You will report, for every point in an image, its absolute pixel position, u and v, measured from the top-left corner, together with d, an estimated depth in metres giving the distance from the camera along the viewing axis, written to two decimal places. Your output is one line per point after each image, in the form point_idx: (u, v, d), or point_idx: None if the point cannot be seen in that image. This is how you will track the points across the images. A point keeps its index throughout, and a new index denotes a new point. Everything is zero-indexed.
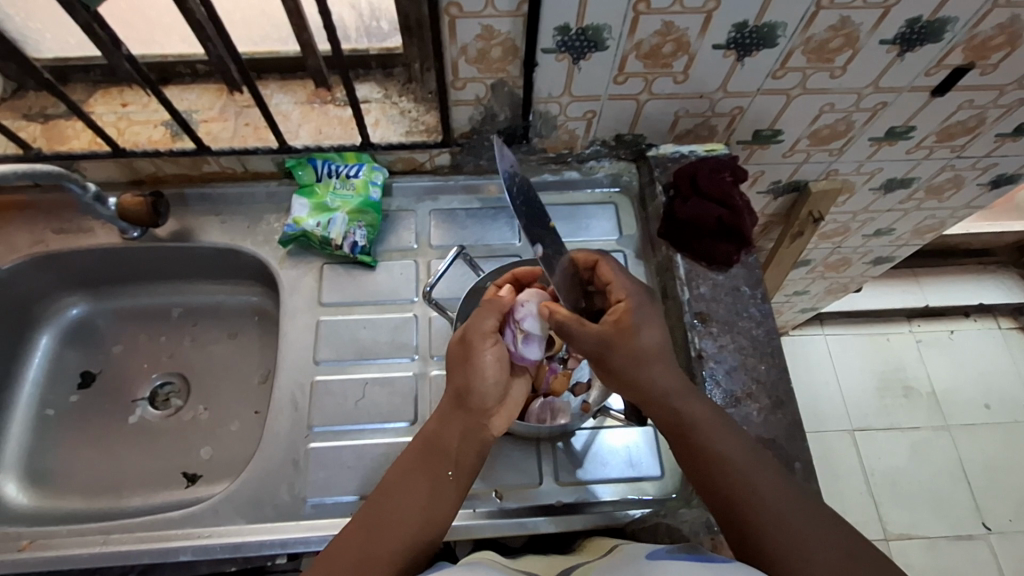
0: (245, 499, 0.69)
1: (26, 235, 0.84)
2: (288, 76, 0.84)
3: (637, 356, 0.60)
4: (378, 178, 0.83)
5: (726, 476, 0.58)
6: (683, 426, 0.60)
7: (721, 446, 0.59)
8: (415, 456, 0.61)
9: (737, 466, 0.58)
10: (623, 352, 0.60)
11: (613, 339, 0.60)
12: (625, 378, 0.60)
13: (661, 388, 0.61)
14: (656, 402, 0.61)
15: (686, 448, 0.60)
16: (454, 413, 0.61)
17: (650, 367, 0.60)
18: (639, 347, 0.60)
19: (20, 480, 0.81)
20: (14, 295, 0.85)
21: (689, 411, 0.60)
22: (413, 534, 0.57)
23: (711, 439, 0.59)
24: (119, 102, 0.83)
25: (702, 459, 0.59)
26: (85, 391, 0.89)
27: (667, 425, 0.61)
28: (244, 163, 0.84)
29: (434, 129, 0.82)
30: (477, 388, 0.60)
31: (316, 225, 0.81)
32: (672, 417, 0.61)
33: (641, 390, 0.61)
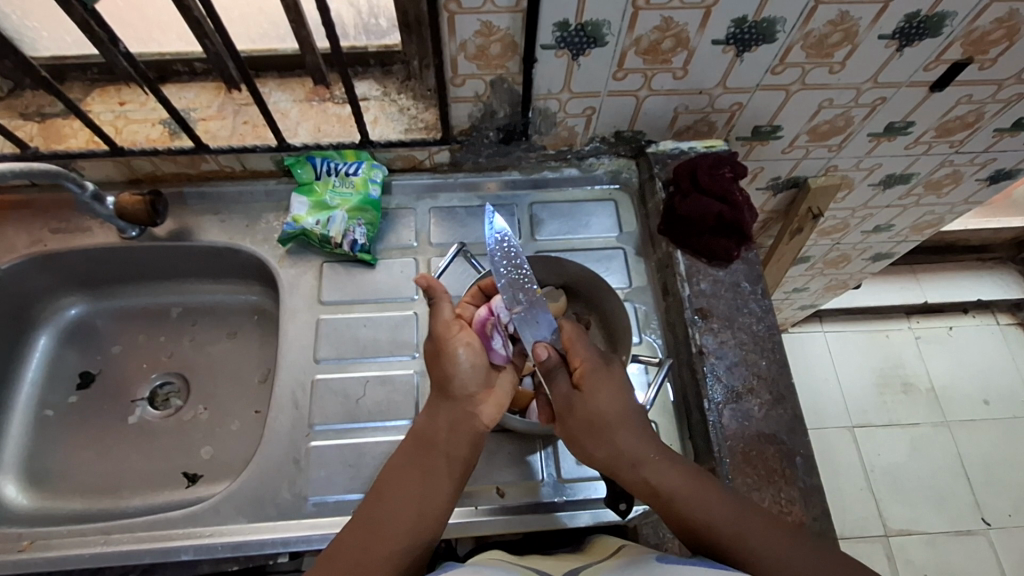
0: (246, 498, 0.69)
1: (24, 235, 0.84)
2: (287, 75, 0.84)
3: (596, 424, 0.61)
4: (377, 176, 0.83)
5: (711, 536, 0.55)
6: (659, 495, 0.59)
7: (698, 506, 0.57)
8: (409, 455, 0.62)
9: (722, 521, 0.55)
10: (584, 420, 0.61)
11: (570, 410, 0.61)
12: (586, 448, 0.62)
13: (630, 454, 0.60)
14: (631, 473, 0.60)
15: (669, 516, 0.58)
16: (443, 406, 0.63)
17: (615, 434, 0.61)
18: (595, 412, 0.61)
19: (19, 481, 0.80)
20: (12, 295, 0.85)
21: (663, 480, 0.59)
22: (410, 528, 0.57)
23: (691, 501, 0.57)
24: (117, 101, 0.83)
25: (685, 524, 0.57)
26: (84, 391, 0.88)
27: (647, 496, 0.60)
28: (243, 160, 0.83)
29: (434, 127, 0.82)
30: (459, 376, 0.63)
31: (315, 224, 0.80)
32: (649, 487, 0.59)
33: (610, 463, 0.61)
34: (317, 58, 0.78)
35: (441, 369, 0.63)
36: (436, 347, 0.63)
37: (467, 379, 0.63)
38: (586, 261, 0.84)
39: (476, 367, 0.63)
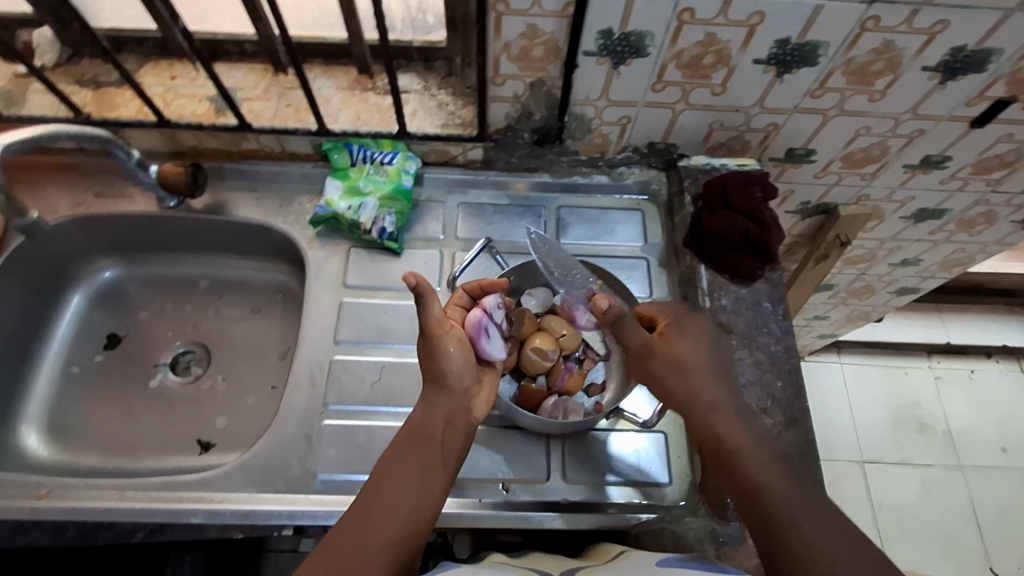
0: (257, 469, 0.71)
1: (68, 196, 0.87)
2: (332, 62, 0.86)
3: (679, 365, 0.64)
4: (411, 167, 0.83)
5: (765, 492, 0.54)
6: (724, 443, 0.59)
7: (760, 462, 0.57)
8: (406, 448, 0.61)
9: (780, 483, 0.55)
10: (665, 361, 0.65)
11: (659, 351, 0.65)
12: (671, 385, 0.64)
13: (711, 401, 0.61)
14: (705, 421, 0.61)
15: (729, 467, 0.58)
16: (437, 399, 0.64)
17: (696, 376, 0.63)
18: (683, 357, 0.64)
19: (41, 433, 0.83)
20: (51, 253, 0.88)
21: (731, 431, 0.59)
22: (411, 519, 0.55)
23: (755, 458, 0.57)
24: (169, 75, 0.85)
25: (740, 474, 0.56)
26: (110, 353, 0.91)
27: (711, 444, 0.60)
28: (282, 142, 0.85)
29: (470, 123, 0.84)
30: (450, 368, 0.64)
31: (347, 209, 0.81)
32: (716, 436, 0.60)
33: (690, 408, 0.62)
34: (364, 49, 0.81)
35: (435, 367, 0.64)
36: (427, 346, 0.64)
37: (459, 371, 0.65)
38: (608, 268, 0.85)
39: (465, 363, 0.65)
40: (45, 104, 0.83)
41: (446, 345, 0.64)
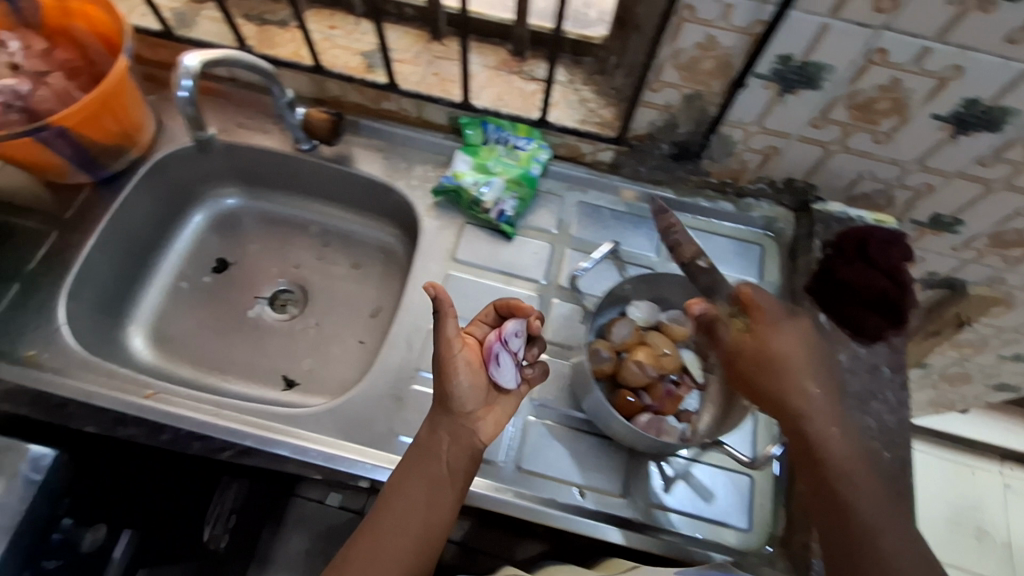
0: (345, 417, 0.72)
1: (212, 121, 0.90)
2: (484, 40, 0.88)
3: (775, 366, 0.63)
4: (542, 157, 0.83)
5: (850, 510, 0.57)
6: (815, 453, 0.60)
7: (850, 476, 0.59)
8: (410, 472, 0.62)
9: (868, 503, 0.57)
10: (754, 354, 0.64)
11: (756, 347, 0.64)
12: (756, 387, 0.63)
13: (808, 409, 0.61)
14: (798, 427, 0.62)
15: (816, 476, 0.60)
16: (443, 423, 0.63)
17: (787, 376, 0.62)
18: (782, 357, 0.63)
19: (147, 337, 0.87)
20: (188, 172, 0.92)
21: (819, 440, 0.60)
22: (415, 546, 0.59)
23: (844, 473, 0.59)
24: (329, 24, 0.88)
25: (828, 487, 0.59)
26: (218, 276, 0.95)
27: (801, 450, 0.61)
28: (422, 108, 0.87)
29: (608, 125, 0.83)
30: (456, 394, 0.63)
31: (473, 184, 0.81)
32: (809, 444, 0.61)
33: (783, 409, 0.62)
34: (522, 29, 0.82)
35: (445, 390, 0.63)
36: (437, 368, 0.62)
37: (467, 396, 0.63)
38: None
39: (473, 389, 0.63)
40: (213, 31, 0.87)
41: (457, 370, 0.62)
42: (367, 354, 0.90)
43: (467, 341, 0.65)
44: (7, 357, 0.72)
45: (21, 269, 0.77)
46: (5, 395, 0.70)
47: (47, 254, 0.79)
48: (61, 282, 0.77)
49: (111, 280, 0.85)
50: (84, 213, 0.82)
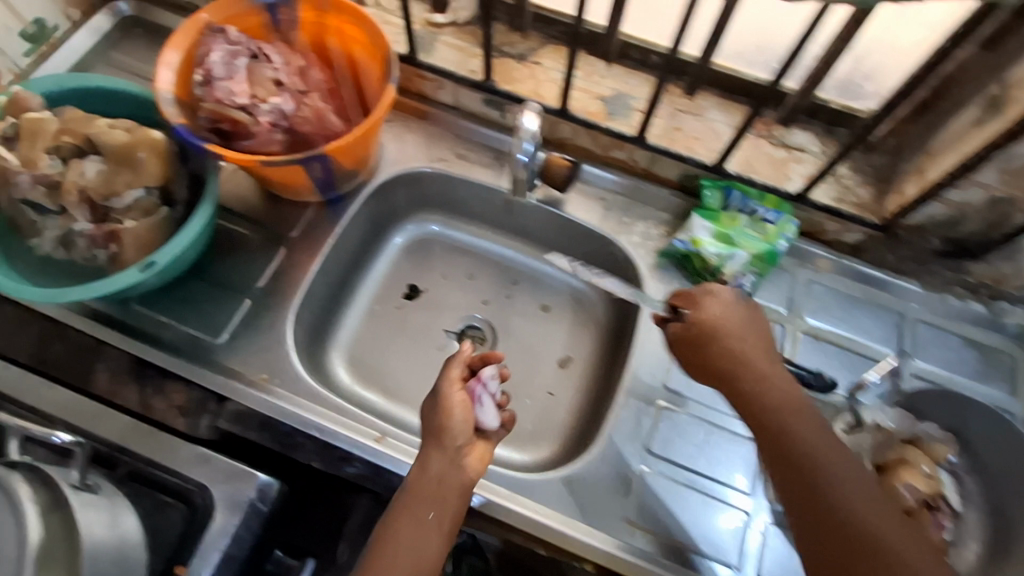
0: (574, 492, 0.70)
1: (433, 149, 0.88)
2: (729, 96, 0.82)
3: (766, 402, 0.59)
4: (791, 232, 0.76)
5: (894, 566, 0.49)
6: (824, 482, 0.54)
7: (861, 513, 0.52)
8: (407, 513, 0.60)
9: (904, 547, 0.50)
10: (727, 325, 0.63)
11: (723, 352, 0.62)
12: (770, 413, 0.58)
13: (798, 440, 0.56)
14: (814, 467, 0.55)
15: (808, 510, 0.54)
16: (432, 456, 0.63)
17: (778, 380, 0.60)
18: (758, 376, 0.61)
19: (345, 360, 0.86)
20: (400, 198, 0.91)
21: (805, 440, 0.56)
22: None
23: (878, 514, 0.52)
24: (567, 63, 0.84)
25: (847, 531, 0.51)
26: (411, 303, 0.92)
27: (795, 487, 0.55)
28: (655, 162, 0.82)
29: (866, 207, 0.78)
30: (450, 426, 0.64)
31: (715, 254, 0.77)
32: (804, 480, 0.54)
33: (792, 453, 0.56)
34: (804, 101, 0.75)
35: (431, 421, 0.65)
36: (442, 415, 0.64)
37: (453, 424, 0.64)
38: None
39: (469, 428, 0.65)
40: (451, 58, 0.84)
41: (452, 407, 0.65)
42: (559, 408, 0.86)
43: (460, 376, 0.67)
44: (241, 378, 0.72)
45: (251, 285, 0.78)
46: (238, 417, 0.71)
47: (276, 273, 0.79)
48: (289, 305, 0.77)
49: (321, 302, 0.84)
50: (310, 233, 0.82)
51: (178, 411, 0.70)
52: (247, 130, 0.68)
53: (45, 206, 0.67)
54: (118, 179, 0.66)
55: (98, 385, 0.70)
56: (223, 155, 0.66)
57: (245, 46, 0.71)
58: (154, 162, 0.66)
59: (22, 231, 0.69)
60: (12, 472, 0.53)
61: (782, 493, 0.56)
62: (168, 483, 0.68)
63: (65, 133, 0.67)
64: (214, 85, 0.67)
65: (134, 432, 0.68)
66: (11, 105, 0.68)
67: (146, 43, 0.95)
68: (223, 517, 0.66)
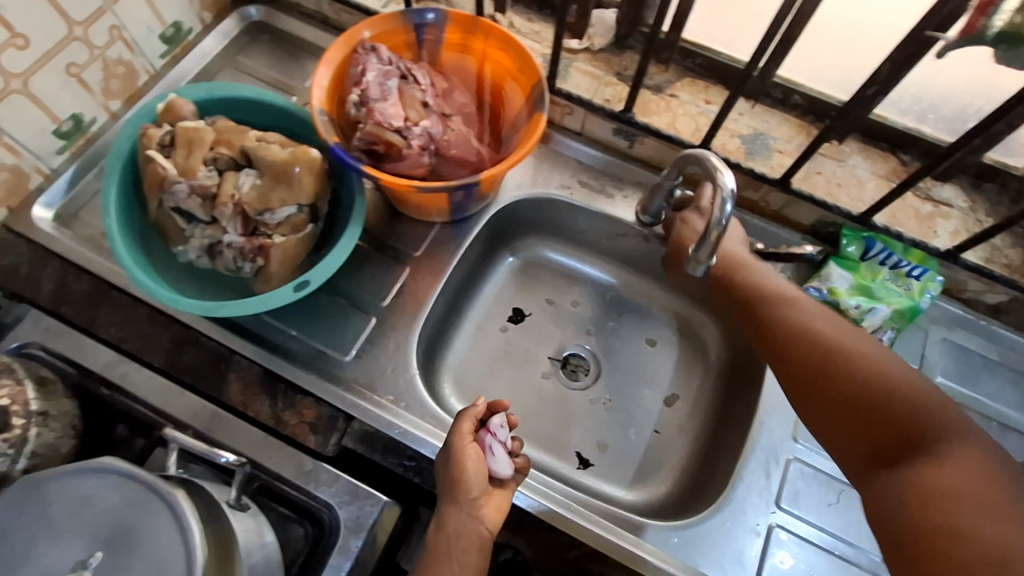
0: (706, 543, 0.67)
1: (556, 174, 0.87)
2: (872, 143, 0.80)
3: (795, 311, 0.63)
4: (934, 290, 0.74)
5: (910, 408, 0.52)
6: (862, 367, 0.55)
7: (896, 375, 0.54)
8: (441, 554, 0.60)
9: (922, 401, 0.52)
10: (726, 260, 0.71)
11: (731, 273, 0.70)
12: (794, 320, 0.62)
13: (790, 326, 0.62)
14: (825, 345, 0.58)
15: (854, 402, 0.54)
16: (453, 508, 0.61)
17: (796, 301, 0.64)
18: (756, 288, 0.68)
19: (452, 381, 0.85)
20: (515, 220, 0.90)
21: (835, 336, 0.58)
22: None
23: (889, 369, 0.54)
24: (704, 97, 0.83)
25: (868, 387, 0.54)
26: (514, 327, 0.90)
27: (814, 377, 0.58)
28: (790, 205, 0.80)
29: (1016, 269, 0.75)
30: (466, 481, 0.61)
31: (855, 307, 0.74)
32: (826, 361, 0.57)
33: (790, 342, 0.61)
34: (974, 160, 0.72)
35: (448, 475, 0.62)
36: (455, 472, 0.62)
37: (468, 475, 0.61)
38: None
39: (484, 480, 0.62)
40: (584, 85, 0.84)
41: (461, 458, 0.62)
42: (667, 448, 0.83)
43: (468, 429, 0.64)
44: (368, 397, 0.71)
45: (376, 303, 0.77)
46: (363, 437, 0.69)
47: (401, 291, 0.78)
48: (413, 324, 0.77)
49: (436, 321, 0.83)
50: (434, 252, 0.81)
51: (308, 427, 0.69)
52: (400, 153, 0.68)
53: (195, 215, 0.67)
54: (273, 195, 0.65)
55: (230, 396, 0.70)
56: (380, 178, 0.65)
57: (396, 66, 0.72)
58: (309, 178, 0.65)
59: (168, 237, 0.70)
60: (174, 482, 0.53)
61: (809, 409, 0.58)
62: (294, 499, 0.67)
63: (221, 144, 0.67)
64: (372, 106, 0.68)
65: (265, 445, 0.68)
66: (168, 112, 0.68)
67: (271, 50, 0.96)
68: (346, 537, 0.64)
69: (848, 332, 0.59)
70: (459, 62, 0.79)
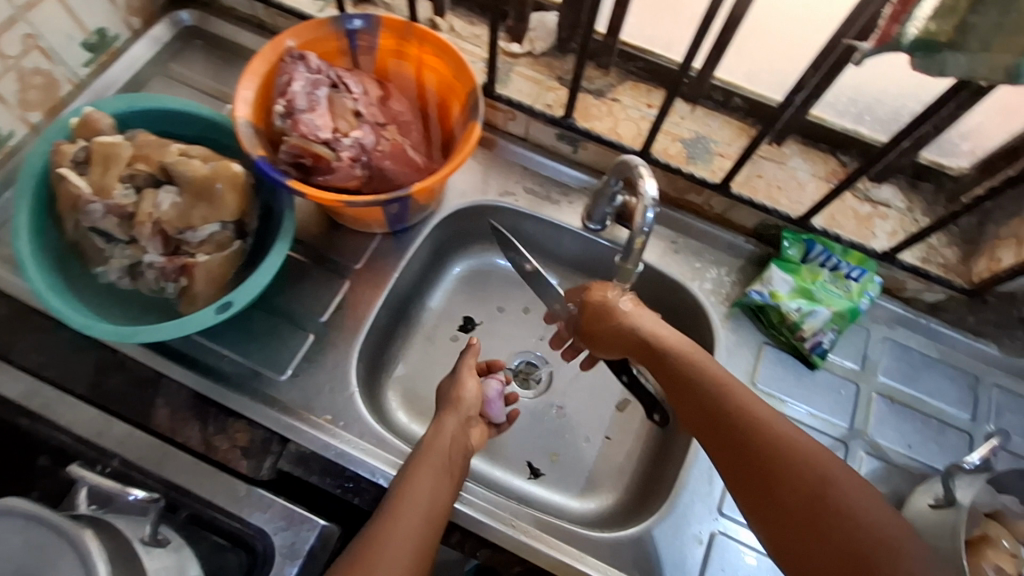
0: (649, 553, 0.67)
1: (501, 180, 0.86)
2: (812, 144, 0.80)
3: (754, 420, 0.56)
4: (873, 291, 0.75)
5: (868, 540, 0.49)
6: (817, 486, 0.52)
7: (868, 511, 0.50)
8: (423, 462, 0.62)
9: (880, 535, 0.49)
10: (670, 345, 0.64)
11: (680, 360, 0.63)
12: (736, 417, 0.57)
13: (754, 432, 0.56)
14: (791, 463, 0.53)
15: (823, 541, 0.50)
16: (452, 420, 0.68)
17: (733, 388, 0.59)
18: (707, 378, 0.60)
19: (399, 393, 0.83)
20: (462, 228, 0.88)
21: (774, 434, 0.55)
22: (425, 525, 0.57)
23: (855, 501, 0.51)
24: (646, 101, 0.82)
25: (848, 526, 0.49)
26: (464, 336, 0.88)
27: (782, 500, 0.52)
28: (732, 209, 0.80)
29: (954, 268, 0.76)
30: (468, 397, 0.71)
31: (796, 309, 0.74)
32: (788, 483, 0.52)
33: (752, 459, 0.55)
34: (907, 161, 0.73)
35: (451, 392, 0.71)
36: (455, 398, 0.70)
37: (467, 392, 0.71)
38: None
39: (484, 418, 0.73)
40: (525, 90, 0.82)
41: (467, 382, 0.72)
42: (618, 454, 0.81)
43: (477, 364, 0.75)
44: (305, 418, 0.70)
45: (314, 319, 0.75)
46: (299, 459, 0.68)
47: (340, 305, 0.76)
48: (353, 341, 0.74)
49: (379, 334, 0.81)
50: (375, 264, 0.79)
51: (240, 451, 0.67)
52: (329, 166, 0.67)
53: (113, 235, 0.64)
54: (194, 214, 0.63)
55: (158, 422, 0.68)
56: (306, 193, 0.63)
57: (326, 75, 0.70)
58: (232, 196, 0.63)
59: (87, 258, 0.67)
60: (82, 522, 0.51)
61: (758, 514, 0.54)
62: (228, 526, 0.65)
63: (139, 160, 0.64)
64: (299, 117, 0.66)
65: (195, 472, 0.65)
66: (84, 127, 0.65)
67: (206, 55, 0.92)
68: (280, 565, 0.62)
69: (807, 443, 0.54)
70: (394, 68, 0.77)
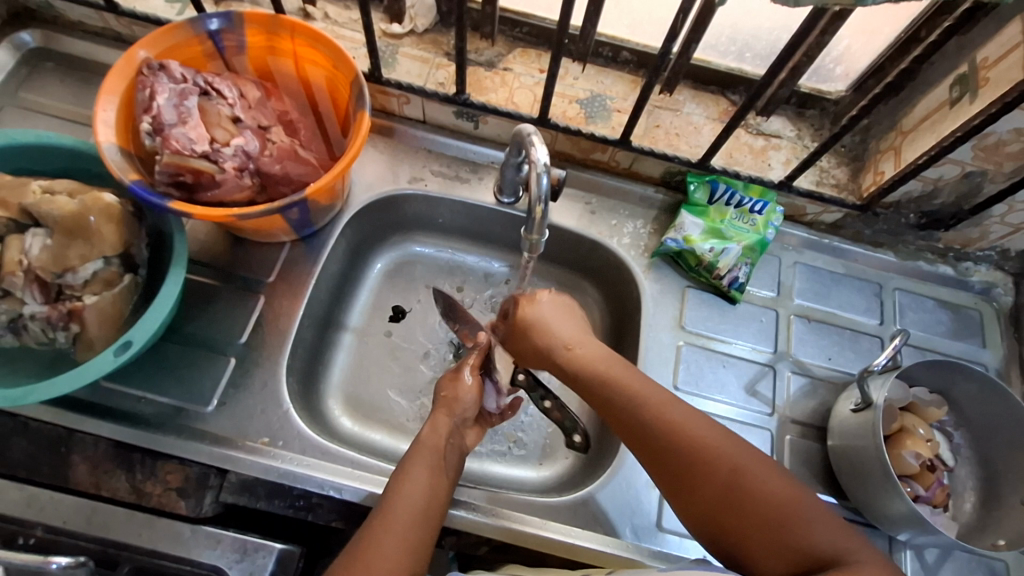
0: (603, 508, 0.69)
1: (408, 167, 0.83)
2: (702, 88, 0.82)
3: (666, 419, 0.56)
4: (777, 220, 0.78)
5: (796, 514, 0.49)
6: (733, 470, 0.52)
7: (780, 484, 0.51)
8: (416, 461, 0.61)
9: (804, 505, 0.50)
10: (584, 364, 0.62)
11: (590, 376, 0.61)
12: (653, 420, 0.56)
13: (665, 437, 0.55)
14: (709, 455, 0.53)
15: (749, 524, 0.50)
16: (444, 420, 0.66)
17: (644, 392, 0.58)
18: (618, 386, 0.59)
19: (340, 400, 0.80)
20: (376, 221, 0.85)
21: (694, 430, 0.55)
22: (420, 518, 0.57)
23: (773, 482, 0.51)
24: (537, 66, 0.82)
25: (765, 504, 0.50)
26: (398, 329, 0.85)
27: (701, 491, 0.53)
28: (637, 161, 0.81)
29: (846, 187, 0.81)
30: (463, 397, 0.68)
31: (709, 250, 0.77)
32: (706, 476, 0.52)
33: (675, 461, 0.54)
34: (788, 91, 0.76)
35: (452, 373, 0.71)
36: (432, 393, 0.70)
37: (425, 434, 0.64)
38: (959, 353, 0.80)
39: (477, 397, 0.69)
40: (415, 71, 0.80)
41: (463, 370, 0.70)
42: None
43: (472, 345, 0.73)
44: (239, 446, 0.66)
45: (233, 342, 0.71)
46: (242, 487, 0.66)
47: (258, 322, 0.72)
48: (279, 357, 0.71)
49: (308, 344, 0.77)
50: (288, 274, 0.75)
51: (175, 493, 0.64)
52: (213, 180, 0.63)
53: None
54: (70, 253, 0.58)
55: (78, 480, 0.63)
56: (193, 213, 0.59)
57: (192, 83, 0.65)
58: (109, 227, 0.59)
59: None
60: None
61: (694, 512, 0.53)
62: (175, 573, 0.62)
63: None
64: (168, 133, 0.61)
65: (132, 523, 0.62)
66: None
67: (61, 77, 0.83)
68: None
69: (716, 435, 0.54)
70: (270, 63, 0.72)
